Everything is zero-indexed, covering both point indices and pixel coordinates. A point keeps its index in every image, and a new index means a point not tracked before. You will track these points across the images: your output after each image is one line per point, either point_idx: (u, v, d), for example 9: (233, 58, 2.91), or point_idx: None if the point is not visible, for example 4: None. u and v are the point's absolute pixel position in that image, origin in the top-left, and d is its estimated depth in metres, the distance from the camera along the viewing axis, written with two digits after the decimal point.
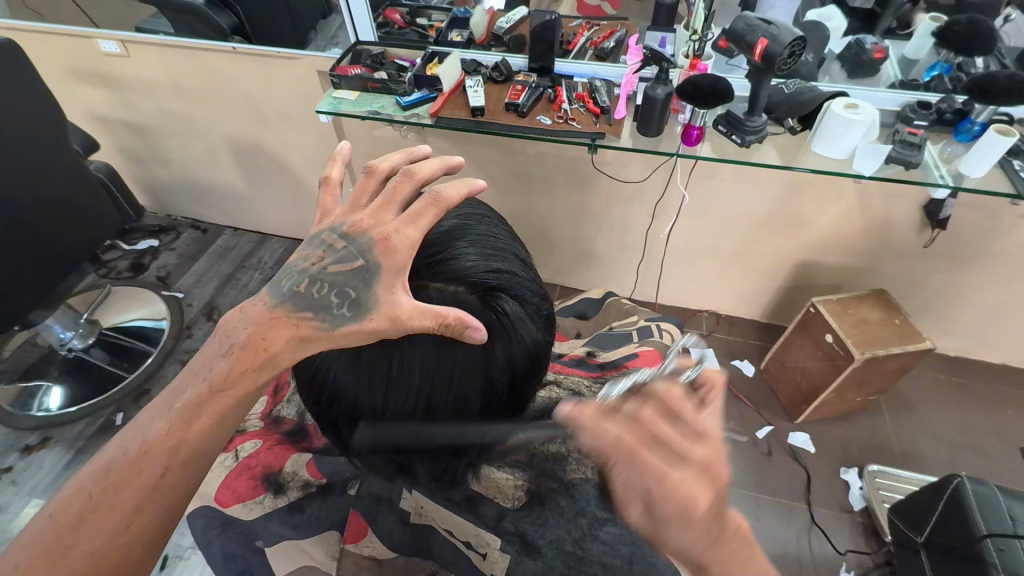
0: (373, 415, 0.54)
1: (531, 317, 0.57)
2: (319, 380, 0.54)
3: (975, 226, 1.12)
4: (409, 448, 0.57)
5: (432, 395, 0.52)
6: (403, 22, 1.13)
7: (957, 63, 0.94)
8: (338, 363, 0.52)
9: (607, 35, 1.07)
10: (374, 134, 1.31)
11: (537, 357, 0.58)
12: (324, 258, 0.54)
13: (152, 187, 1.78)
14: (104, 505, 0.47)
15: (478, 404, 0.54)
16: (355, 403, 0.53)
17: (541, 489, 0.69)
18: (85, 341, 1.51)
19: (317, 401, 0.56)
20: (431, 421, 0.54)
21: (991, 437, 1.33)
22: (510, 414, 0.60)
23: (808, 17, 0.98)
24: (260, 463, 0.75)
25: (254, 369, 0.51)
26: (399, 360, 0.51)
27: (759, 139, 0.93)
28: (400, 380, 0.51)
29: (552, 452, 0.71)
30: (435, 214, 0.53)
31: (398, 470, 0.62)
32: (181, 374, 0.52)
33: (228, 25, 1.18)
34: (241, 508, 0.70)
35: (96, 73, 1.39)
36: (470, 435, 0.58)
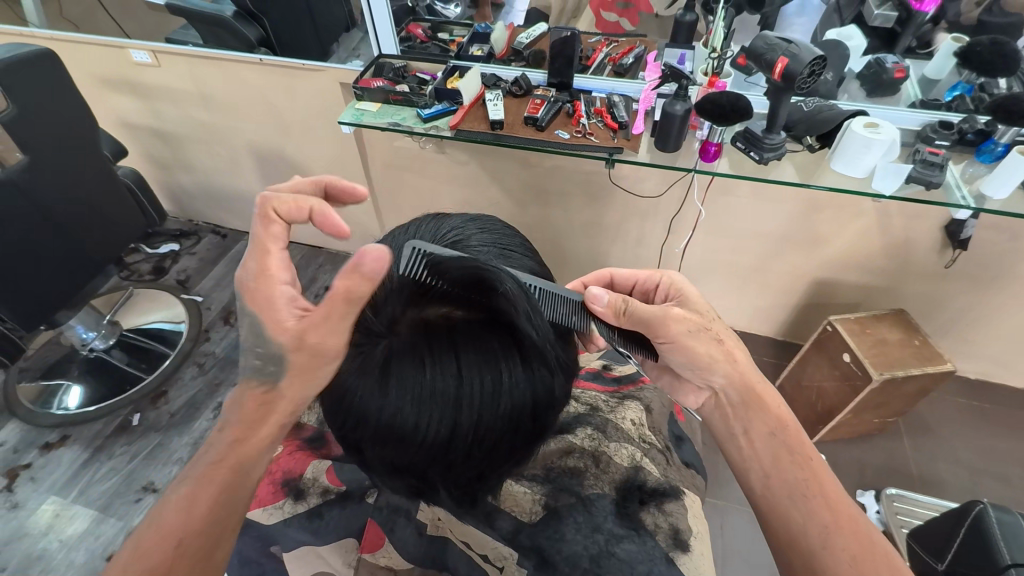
0: (399, 439, 0.53)
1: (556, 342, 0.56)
2: (343, 403, 0.54)
3: (997, 247, 1.11)
4: (430, 471, 0.57)
5: (455, 422, 0.51)
6: (425, 36, 1.15)
7: (979, 84, 0.93)
8: (363, 386, 0.52)
9: (626, 51, 1.08)
10: (393, 145, 1.34)
11: (561, 382, 0.57)
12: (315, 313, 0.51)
13: (174, 192, 1.82)
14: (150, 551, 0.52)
15: (501, 431, 0.54)
16: (379, 426, 0.53)
17: (559, 504, 0.69)
18: (106, 342, 1.55)
19: (341, 421, 0.56)
20: (457, 447, 0.53)
21: (1014, 463, 1.29)
22: (531, 439, 0.59)
23: (828, 36, 0.97)
24: (281, 469, 0.76)
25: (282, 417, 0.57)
26: (423, 385, 0.50)
27: (778, 156, 0.93)
28: (427, 407, 0.51)
29: (569, 468, 0.72)
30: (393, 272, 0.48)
31: (417, 491, 0.62)
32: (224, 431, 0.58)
33: (255, 37, 1.21)
34: (262, 513, 0.72)
35: (127, 81, 1.44)
36: (491, 461, 0.57)
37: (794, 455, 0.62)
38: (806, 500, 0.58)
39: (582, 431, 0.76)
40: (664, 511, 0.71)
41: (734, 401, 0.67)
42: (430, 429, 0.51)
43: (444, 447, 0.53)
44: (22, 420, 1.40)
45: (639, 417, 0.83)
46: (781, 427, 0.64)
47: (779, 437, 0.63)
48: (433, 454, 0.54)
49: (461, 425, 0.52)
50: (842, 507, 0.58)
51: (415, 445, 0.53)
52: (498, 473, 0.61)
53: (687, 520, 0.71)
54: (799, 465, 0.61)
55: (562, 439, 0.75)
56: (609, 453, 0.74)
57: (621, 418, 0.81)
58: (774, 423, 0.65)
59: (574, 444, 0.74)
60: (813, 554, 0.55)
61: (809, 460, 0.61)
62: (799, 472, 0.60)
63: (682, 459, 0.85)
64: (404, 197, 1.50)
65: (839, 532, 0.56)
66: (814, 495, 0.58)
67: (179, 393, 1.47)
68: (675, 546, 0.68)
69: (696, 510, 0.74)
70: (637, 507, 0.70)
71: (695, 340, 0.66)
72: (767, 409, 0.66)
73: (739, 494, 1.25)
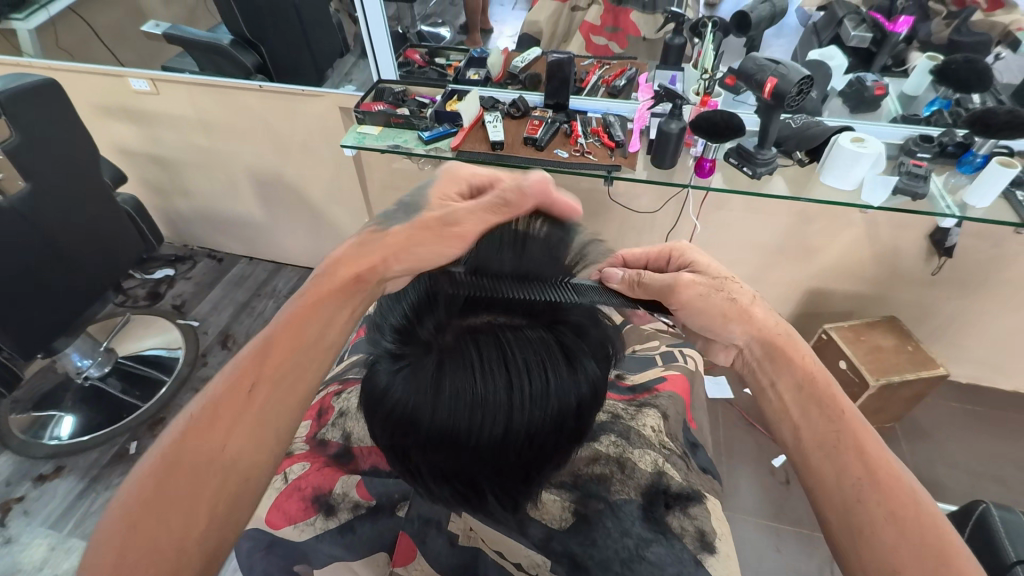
0: (451, 444, 0.54)
1: (593, 347, 0.57)
2: (392, 411, 0.54)
3: (980, 254, 1.15)
4: (479, 474, 0.58)
5: (508, 424, 0.52)
6: (423, 61, 1.18)
7: (955, 99, 0.99)
8: (414, 393, 0.53)
9: (618, 73, 1.11)
10: (393, 166, 1.36)
11: (598, 383, 0.58)
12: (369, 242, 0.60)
13: (170, 217, 1.82)
14: (205, 425, 0.51)
15: (548, 432, 0.55)
16: (431, 433, 0.53)
17: (588, 510, 0.70)
18: (101, 369, 1.52)
19: (389, 430, 0.56)
20: (506, 450, 0.55)
21: (1010, 465, 1.32)
22: (574, 440, 0.60)
23: (809, 57, 1.01)
24: (309, 485, 0.75)
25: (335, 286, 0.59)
26: (476, 391, 0.51)
27: (770, 170, 0.97)
28: (480, 411, 0.51)
29: (597, 477, 0.73)
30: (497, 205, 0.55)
31: (462, 499, 0.62)
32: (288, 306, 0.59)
33: (251, 64, 1.23)
34: (293, 530, 0.71)
35: (124, 109, 1.45)
36: (538, 461, 0.58)
37: (826, 409, 0.57)
38: (841, 455, 0.53)
39: (607, 437, 0.77)
40: (689, 514, 0.72)
41: (761, 355, 0.63)
42: (481, 432, 0.52)
43: (494, 449, 0.54)
44: (15, 452, 1.38)
45: (658, 424, 0.83)
46: (809, 380, 0.59)
47: (807, 389, 0.59)
48: (484, 456, 0.55)
49: (514, 426, 0.53)
50: (878, 461, 0.52)
51: (467, 448, 0.54)
52: (543, 474, 0.62)
53: (711, 523, 0.72)
54: (832, 419, 0.56)
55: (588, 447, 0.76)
56: (634, 459, 0.75)
57: (641, 425, 0.81)
58: (796, 377, 0.60)
59: (601, 452, 0.75)
60: (846, 509, 0.50)
61: (842, 412, 0.57)
62: (829, 430, 0.55)
63: (699, 465, 0.86)
64: None
65: (873, 486, 0.50)
66: (843, 447, 0.54)
67: None
68: (701, 549, 0.69)
69: (719, 513, 0.75)
70: (663, 512, 0.71)
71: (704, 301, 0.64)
72: (792, 359, 0.61)
73: (745, 504, 1.26)
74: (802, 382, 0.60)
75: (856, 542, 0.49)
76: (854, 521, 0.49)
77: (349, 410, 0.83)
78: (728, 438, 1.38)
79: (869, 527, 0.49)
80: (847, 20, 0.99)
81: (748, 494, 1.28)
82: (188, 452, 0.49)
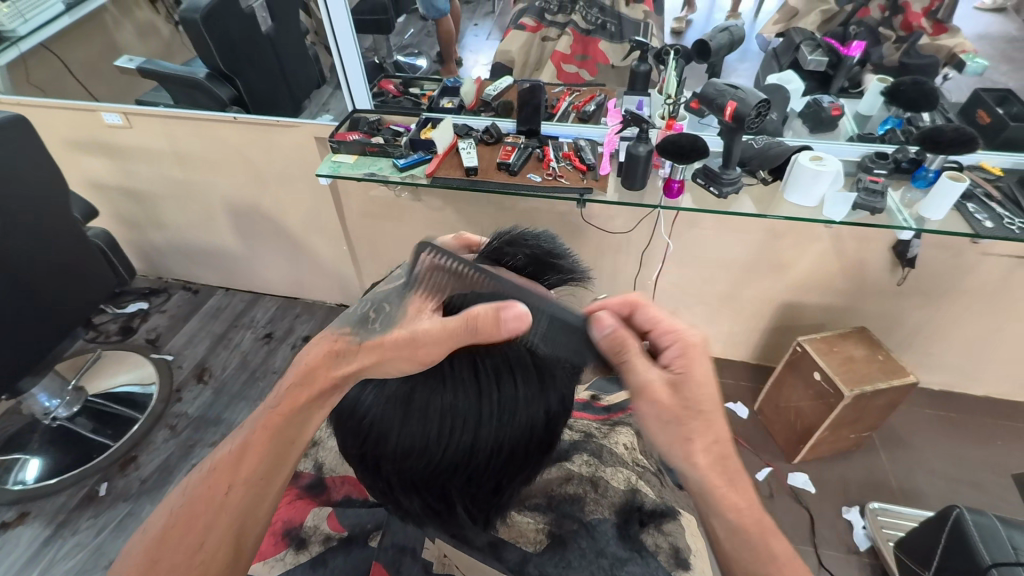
0: (422, 459, 0.53)
1: (563, 357, 0.59)
2: (362, 426, 0.54)
3: (941, 265, 1.20)
4: (449, 487, 0.57)
5: (478, 433, 0.52)
6: (398, 91, 1.20)
7: (906, 118, 1.03)
8: (384, 406, 0.53)
9: (587, 99, 1.14)
10: (370, 194, 1.37)
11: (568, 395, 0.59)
12: (351, 337, 0.56)
13: (144, 250, 1.79)
14: (236, 469, 0.55)
15: (517, 444, 0.55)
16: (401, 446, 0.53)
17: (562, 530, 0.69)
18: (69, 409, 1.48)
19: (358, 448, 0.56)
20: (477, 462, 0.54)
21: (985, 470, 1.35)
22: (545, 452, 0.61)
23: (768, 81, 1.06)
24: (281, 519, 0.76)
25: (344, 352, 0.56)
26: (445, 401, 0.52)
27: (736, 190, 1.00)
28: (451, 423, 0.52)
29: (571, 494, 0.73)
30: (461, 329, 0.50)
31: (433, 515, 0.61)
32: (322, 343, 0.57)
33: (227, 96, 1.25)
34: (263, 566, 0.71)
35: (95, 142, 1.44)
36: (509, 472, 0.58)
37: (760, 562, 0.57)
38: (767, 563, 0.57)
39: (579, 457, 0.78)
40: (663, 531, 0.72)
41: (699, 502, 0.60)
42: (452, 444, 0.52)
43: (465, 462, 0.54)
44: None
45: (631, 442, 0.84)
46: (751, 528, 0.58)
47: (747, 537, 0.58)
48: (455, 469, 0.54)
49: (484, 435, 0.53)
50: None
51: (438, 461, 0.54)
52: (514, 487, 0.62)
53: (686, 538, 0.72)
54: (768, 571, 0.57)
55: (562, 466, 0.76)
56: (606, 476, 0.76)
57: (614, 443, 0.83)
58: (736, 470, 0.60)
59: (574, 471, 0.76)
60: None
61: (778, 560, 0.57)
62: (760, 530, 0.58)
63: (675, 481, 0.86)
64: (381, 245, 1.52)
65: None
66: None
67: (150, 458, 1.41)
68: (677, 566, 0.69)
69: (694, 529, 0.75)
70: (637, 529, 0.71)
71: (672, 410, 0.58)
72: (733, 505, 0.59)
73: None
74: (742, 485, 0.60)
75: None
76: None
77: (322, 440, 0.85)
78: None
79: None
80: (804, 45, 1.05)
81: None
82: (218, 489, 0.54)
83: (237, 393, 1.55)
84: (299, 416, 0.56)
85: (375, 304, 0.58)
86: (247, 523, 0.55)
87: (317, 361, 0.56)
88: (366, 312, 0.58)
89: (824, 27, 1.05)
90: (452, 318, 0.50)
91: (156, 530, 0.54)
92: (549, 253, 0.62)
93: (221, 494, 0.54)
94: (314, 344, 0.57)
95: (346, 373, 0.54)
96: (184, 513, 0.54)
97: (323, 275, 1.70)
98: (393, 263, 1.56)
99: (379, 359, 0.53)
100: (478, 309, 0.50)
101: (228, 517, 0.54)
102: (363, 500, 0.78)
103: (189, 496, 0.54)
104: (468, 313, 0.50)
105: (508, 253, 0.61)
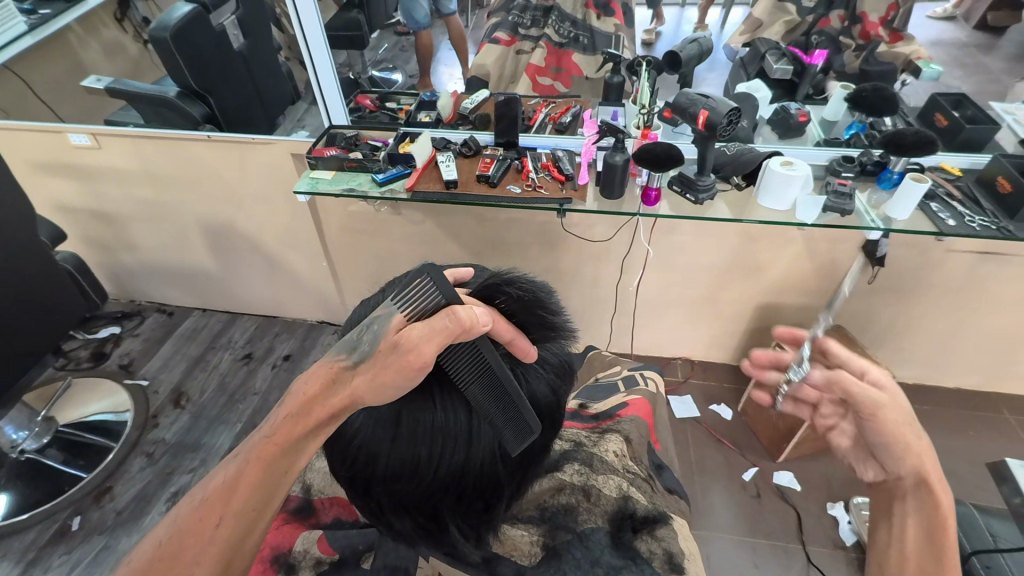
0: (413, 479, 0.53)
1: (547, 375, 0.60)
2: (350, 449, 0.53)
3: (909, 263, 1.24)
4: (441, 508, 0.57)
5: (470, 451, 0.53)
6: (375, 105, 1.21)
7: (869, 122, 1.08)
8: (373, 427, 0.52)
9: (563, 110, 1.18)
10: (349, 209, 1.36)
11: (550, 410, 0.61)
12: (344, 361, 0.52)
13: (116, 273, 1.74)
14: (223, 501, 0.49)
15: (505, 458, 0.56)
16: (392, 468, 0.53)
17: (557, 542, 0.69)
18: (39, 441, 1.44)
19: (347, 470, 0.55)
20: (468, 479, 0.55)
21: (960, 460, 1.39)
22: (532, 463, 0.62)
23: (738, 89, 1.09)
24: (269, 545, 0.73)
25: (340, 374, 0.51)
26: (435, 421, 0.52)
27: (711, 196, 1.03)
28: (441, 442, 0.52)
29: (563, 505, 0.73)
30: (447, 332, 0.48)
31: (425, 536, 0.61)
32: (320, 367, 0.52)
33: (199, 114, 1.24)
34: None
35: (62, 163, 1.40)
36: (499, 488, 0.58)
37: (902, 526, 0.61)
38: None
39: (570, 466, 0.78)
40: (656, 537, 0.72)
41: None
42: (444, 462, 0.53)
43: (457, 479, 0.54)
44: None
45: (621, 449, 0.84)
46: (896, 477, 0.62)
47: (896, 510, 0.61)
48: (446, 487, 0.54)
49: (474, 453, 0.54)
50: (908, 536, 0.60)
51: (429, 480, 0.53)
52: (505, 501, 0.62)
53: (679, 543, 0.73)
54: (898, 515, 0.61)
55: (552, 476, 0.77)
56: (599, 485, 0.76)
57: (604, 451, 0.82)
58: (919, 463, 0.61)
59: (565, 481, 0.76)
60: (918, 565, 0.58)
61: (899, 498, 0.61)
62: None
63: (665, 486, 0.86)
64: (362, 261, 1.51)
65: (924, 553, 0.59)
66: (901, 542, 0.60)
67: (127, 488, 1.36)
68: (672, 571, 0.69)
69: (686, 532, 0.76)
70: (630, 536, 0.71)
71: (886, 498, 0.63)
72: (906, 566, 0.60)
73: (719, 522, 1.27)
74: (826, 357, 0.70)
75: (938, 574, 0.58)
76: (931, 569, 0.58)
77: (310, 462, 0.84)
78: (697, 454, 1.40)
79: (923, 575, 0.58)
80: (769, 55, 1.08)
81: (722, 511, 1.30)
82: (203, 524, 0.48)
83: (216, 417, 1.51)
84: (297, 447, 0.51)
85: (360, 326, 0.53)
86: (236, 556, 0.49)
87: (317, 388, 0.51)
88: (351, 334, 0.54)
89: (788, 37, 1.07)
90: (437, 317, 0.48)
91: (133, 572, 0.48)
92: (538, 302, 0.61)
93: (211, 528, 0.48)
94: (314, 368, 0.53)
95: (342, 395, 0.50)
96: (168, 550, 0.48)
97: (304, 292, 1.67)
98: (374, 278, 1.55)
99: (374, 382, 0.49)
100: (460, 312, 0.49)
101: (218, 549, 0.48)
102: (353, 523, 0.77)
103: (175, 529, 0.49)
104: (453, 313, 0.49)
105: (497, 294, 0.59)
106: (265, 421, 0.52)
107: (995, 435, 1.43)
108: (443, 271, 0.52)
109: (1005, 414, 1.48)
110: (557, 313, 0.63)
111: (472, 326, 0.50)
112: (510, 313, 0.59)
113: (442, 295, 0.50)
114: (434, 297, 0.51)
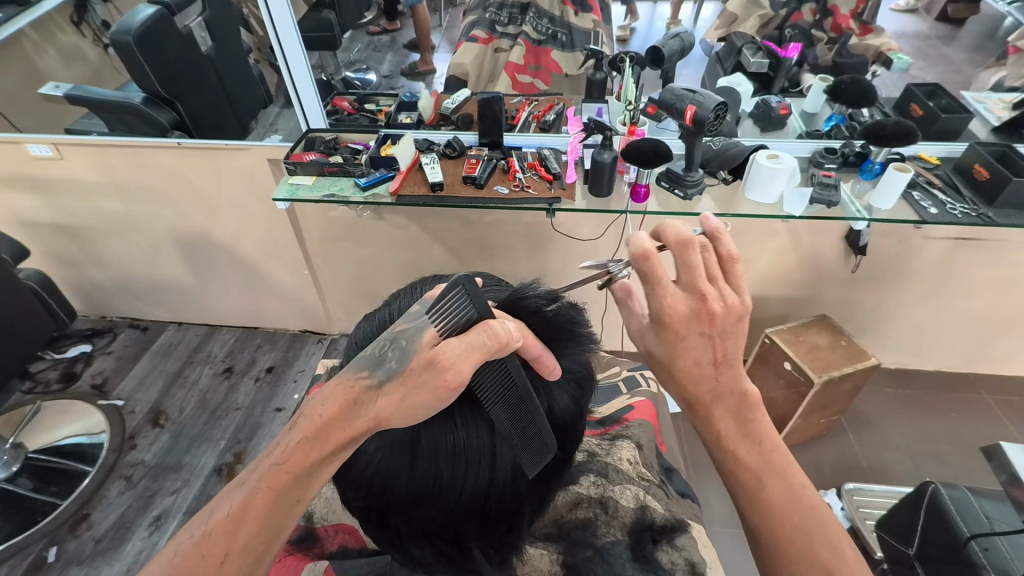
0: (437, 504, 0.51)
1: (568, 389, 0.58)
2: (365, 476, 0.51)
3: (890, 252, 1.26)
4: (464, 531, 0.55)
5: (493, 471, 0.51)
6: (353, 108, 1.16)
7: (849, 114, 1.07)
8: (391, 452, 0.50)
9: (546, 108, 1.14)
10: (330, 216, 1.32)
11: (570, 423, 0.59)
12: (369, 380, 0.49)
13: (84, 290, 1.67)
14: (229, 536, 0.46)
15: (530, 476, 0.54)
16: (412, 493, 0.50)
17: (576, 560, 0.69)
18: (8, 468, 1.38)
19: (362, 496, 0.53)
20: (492, 500, 0.53)
21: (943, 441, 1.42)
22: (551, 477, 0.60)
23: (718, 84, 1.08)
24: None
25: (361, 397, 0.48)
26: (457, 441, 0.50)
27: (700, 192, 1.02)
28: (465, 465, 0.50)
29: (581, 520, 0.72)
30: (484, 352, 0.47)
31: (445, 560, 0.59)
32: (337, 388, 0.49)
33: (168, 120, 1.18)
34: None
35: (21, 176, 1.33)
36: (522, 507, 0.56)
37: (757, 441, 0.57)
38: (840, 553, 0.53)
39: (586, 478, 0.77)
40: (676, 546, 0.71)
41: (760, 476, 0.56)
42: (468, 484, 0.50)
43: (481, 501, 0.52)
44: None
45: (633, 456, 0.83)
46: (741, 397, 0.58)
47: (743, 415, 0.58)
48: (470, 510, 0.52)
49: (499, 474, 0.51)
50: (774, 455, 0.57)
51: (453, 503, 0.51)
52: (527, 519, 0.60)
53: (699, 550, 0.72)
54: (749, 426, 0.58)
55: (568, 490, 0.75)
56: (616, 496, 0.75)
57: (617, 460, 0.81)
58: (713, 401, 0.57)
59: (581, 495, 0.75)
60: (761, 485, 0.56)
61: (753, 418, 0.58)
62: (803, 514, 0.55)
63: (677, 490, 0.85)
64: (344, 267, 1.47)
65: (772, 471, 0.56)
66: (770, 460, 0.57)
67: (105, 515, 1.29)
68: None
69: (705, 540, 0.75)
70: (651, 548, 0.70)
71: (738, 416, 0.58)
72: (782, 483, 0.56)
73: (716, 516, 1.28)
74: (697, 274, 0.54)
75: (767, 506, 0.55)
76: (765, 495, 0.56)
77: None
78: (691, 449, 1.41)
79: (770, 505, 0.55)
80: (746, 49, 1.07)
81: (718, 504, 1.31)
82: (208, 560, 0.46)
83: (197, 435, 1.46)
84: (310, 475, 0.48)
85: (383, 340, 0.49)
86: None
87: (334, 411, 0.48)
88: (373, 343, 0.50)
89: (762, 31, 1.08)
90: (472, 333, 0.47)
91: None
92: (569, 317, 0.59)
93: (216, 566, 0.46)
94: (329, 388, 0.50)
95: (362, 417, 0.48)
96: None
97: (285, 303, 1.63)
98: (357, 285, 1.52)
99: (400, 404, 0.47)
100: (494, 326, 0.48)
101: None
102: (360, 551, 0.75)
103: (173, 570, 0.45)
104: (489, 329, 0.48)
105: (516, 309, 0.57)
106: (273, 446, 0.49)
107: (975, 415, 1.47)
108: (476, 283, 0.51)
109: (982, 394, 1.52)
110: (581, 318, 0.61)
111: (505, 345, 0.48)
112: (535, 327, 0.57)
113: (475, 310, 0.50)
114: (466, 312, 0.50)
